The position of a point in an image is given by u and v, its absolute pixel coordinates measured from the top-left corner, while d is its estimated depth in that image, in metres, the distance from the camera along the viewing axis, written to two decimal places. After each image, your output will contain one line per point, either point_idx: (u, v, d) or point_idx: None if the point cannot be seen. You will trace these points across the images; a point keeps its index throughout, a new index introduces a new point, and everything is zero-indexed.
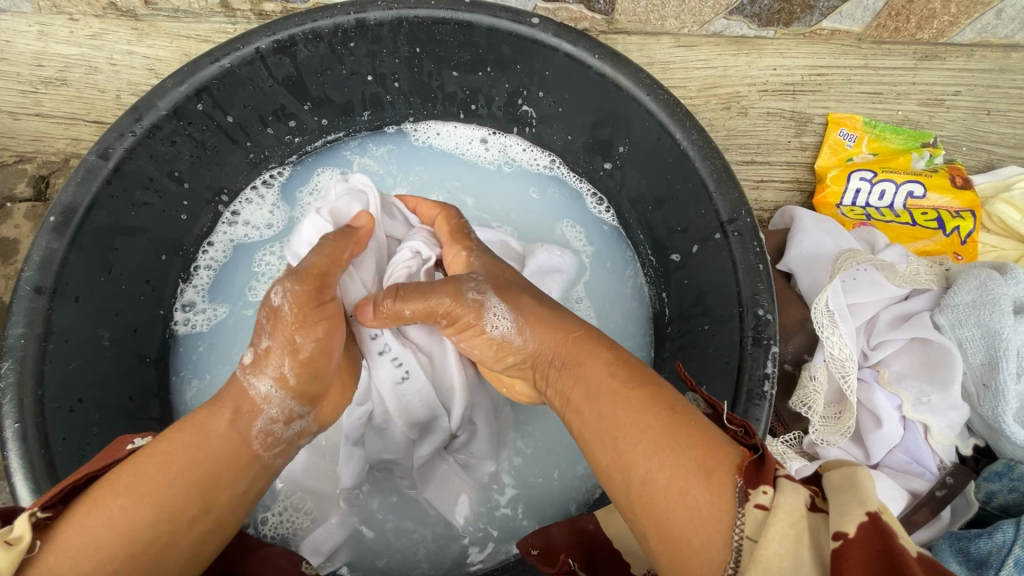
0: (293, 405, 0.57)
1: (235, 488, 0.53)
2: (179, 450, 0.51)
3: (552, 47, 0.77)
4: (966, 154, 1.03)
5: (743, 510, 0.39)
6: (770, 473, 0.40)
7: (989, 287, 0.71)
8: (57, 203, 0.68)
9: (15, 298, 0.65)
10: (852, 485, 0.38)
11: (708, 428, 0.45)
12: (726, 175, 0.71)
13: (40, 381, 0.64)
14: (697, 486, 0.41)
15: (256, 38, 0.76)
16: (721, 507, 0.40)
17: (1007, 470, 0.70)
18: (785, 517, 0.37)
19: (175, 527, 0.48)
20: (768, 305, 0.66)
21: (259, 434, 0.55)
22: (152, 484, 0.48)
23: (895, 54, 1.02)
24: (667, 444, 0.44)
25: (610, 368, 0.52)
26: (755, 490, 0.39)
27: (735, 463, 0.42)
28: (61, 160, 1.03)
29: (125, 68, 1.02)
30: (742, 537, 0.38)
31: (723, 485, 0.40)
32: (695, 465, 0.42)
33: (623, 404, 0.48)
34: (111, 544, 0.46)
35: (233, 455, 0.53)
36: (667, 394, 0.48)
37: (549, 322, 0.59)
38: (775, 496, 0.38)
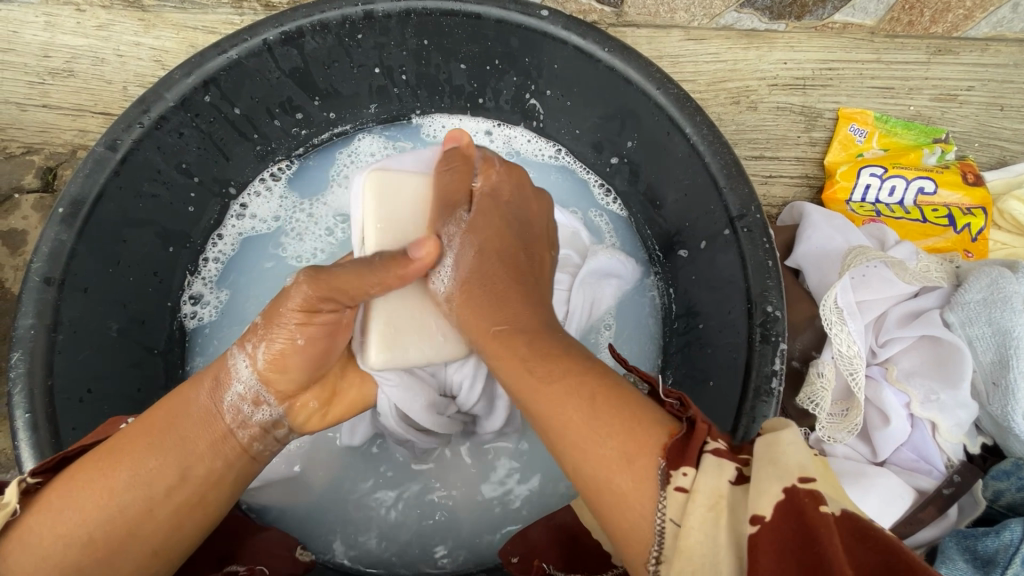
0: (261, 388, 0.56)
1: (206, 466, 0.53)
2: (161, 420, 0.53)
3: (561, 40, 0.77)
4: (979, 151, 1.01)
5: (665, 494, 0.39)
6: (693, 451, 0.39)
7: (1000, 284, 0.71)
8: (65, 194, 0.68)
9: (24, 288, 0.65)
10: (771, 456, 0.38)
11: (629, 409, 0.43)
12: (736, 170, 0.70)
13: (50, 370, 0.64)
14: (620, 472, 0.40)
15: (264, 30, 0.75)
16: (644, 495, 0.39)
17: (1015, 468, 0.70)
18: (703, 501, 0.37)
19: (151, 496, 0.50)
20: (776, 302, 0.65)
21: (230, 410, 0.55)
22: (133, 451, 0.51)
23: (908, 49, 1.01)
24: (586, 435, 0.42)
25: (524, 354, 0.49)
26: (675, 473, 0.39)
27: (659, 446, 0.41)
28: (68, 151, 1.03)
29: (132, 59, 1.02)
30: (665, 520, 0.38)
31: (645, 470, 0.40)
32: (616, 455, 0.41)
33: (542, 398, 0.45)
34: (89, 509, 0.48)
35: (209, 427, 0.54)
36: (583, 376, 0.45)
37: (473, 305, 0.56)
38: (694, 478, 0.38)
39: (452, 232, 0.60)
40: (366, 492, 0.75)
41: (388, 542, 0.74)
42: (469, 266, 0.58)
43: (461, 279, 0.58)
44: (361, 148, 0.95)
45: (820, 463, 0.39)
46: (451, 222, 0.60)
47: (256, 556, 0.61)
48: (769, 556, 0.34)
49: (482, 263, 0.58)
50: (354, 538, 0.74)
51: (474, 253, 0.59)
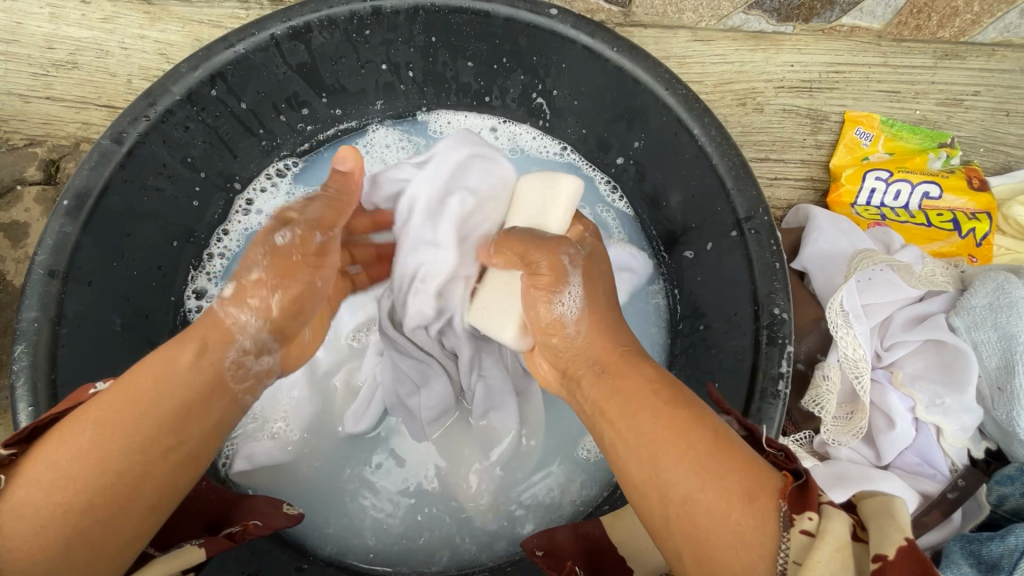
0: (267, 338, 0.58)
1: (201, 421, 0.52)
2: (145, 382, 0.50)
3: (570, 38, 0.76)
4: (984, 156, 1.01)
5: (788, 534, 0.39)
6: (815, 498, 0.41)
7: (1006, 290, 0.71)
8: (70, 186, 0.68)
9: (29, 281, 0.65)
10: (890, 514, 0.40)
11: (747, 454, 0.45)
12: (744, 172, 0.70)
13: (53, 364, 0.64)
14: (740, 508, 0.41)
15: (271, 24, 0.75)
16: (765, 533, 0.40)
17: (1020, 473, 0.68)
18: (831, 541, 0.37)
19: (148, 456, 0.48)
20: (783, 304, 0.65)
21: (231, 367, 0.55)
22: (125, 416, 0.48)
23: (915, 53, 1.01)
24: (709, 466, 0.43)
25: (652, 383, 0.51)
26: (799, 516, 0.40)
27: (777, 490, 0.42)
28: (71, 144, 1.02)
29: (137, 52, 1.02)
30: (786, 560, 0.39)
31: (766, 510, 0.41)
32: (739, 490, 0.42)
33: (662, 425, 0.47)
34: (80, 473, 0.45)
35: (203, 385, 0.52)
36: (708, 415, 0.48)
37: (605, 330, 0.58)
38: (821, 522, 0.39)
39: (573, 257, 0.61)
40: (369, 491, 0.75)
41: (391, 542, 0.74)
42: (599, 297, 0.60)
43: (590, 306, 0.59)
44: (375, 139, 0.95)
45: None
46: (569, 249, 0.61)
47: (247, 514, 0.61)
48: None
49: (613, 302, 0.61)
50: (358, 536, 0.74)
51: (603, 293, 0.61)
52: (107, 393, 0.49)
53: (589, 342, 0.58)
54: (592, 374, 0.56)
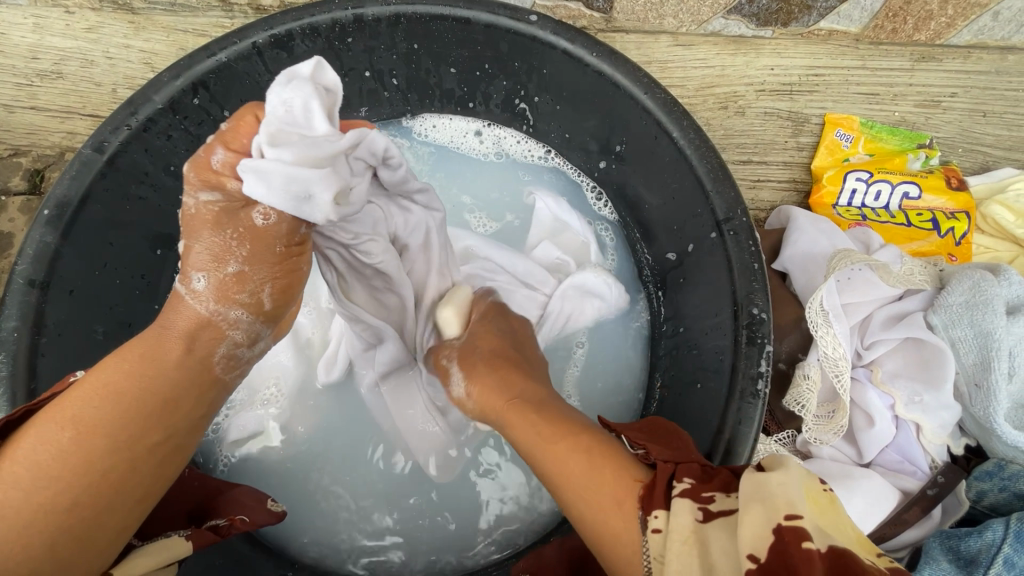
0: (259, 327, 0.54)
1: (190, 413, 0.51)
2: (127, 379, 0.49)
3: (550, 44, 0.77)
4: (962, 156, 1.03)
5: (646, 538, 0.41)
6: (661, 492, 0.43)
7: (981, 288, 0.72)
8: (51, 196, 0.68)
9: (9, 290, 0.65)
10: (761, 495, 0.38)
11: (613, 458, 0.46)
12: (722, 174, 0.71)
13: (33, 374, 0.64)
14: (612, 514, 0.43)
15: (253, 33, 0.75)
16: (633, 535, 0.42)
17: (998, 469, 0.70)
18: (678, 537, 0.39)
19: (134, 454, 0.48)
20: (762, 304, 0.66)
21: (221, 361, 0.53)
22: (105, 413, 0.48)
23: (893, 55, 1.02)
24: (581, 483, 0.45)
25: (531, 417, 0.52)
26: (650, 516, 0.41)
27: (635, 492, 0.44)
28: (56, 153, 1.02)
29: (122, 61, 1.02)
30: (648, 559, 0.40)
31: (626, 516, 0.43)
32: (609, 498, 0.44)
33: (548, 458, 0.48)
34: (65, 470, 0.46)
35: (192, 377, 0.51)
36: (595, 433, 0.49)
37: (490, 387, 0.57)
38: (667, 519, 0.40)
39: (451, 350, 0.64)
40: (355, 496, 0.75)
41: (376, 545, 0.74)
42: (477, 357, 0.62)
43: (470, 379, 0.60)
44: None
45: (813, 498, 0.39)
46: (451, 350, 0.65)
47: (231, 508, 0.61)
48: None
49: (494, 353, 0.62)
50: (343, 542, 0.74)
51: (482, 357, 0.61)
52: (86, 386, 0.49)
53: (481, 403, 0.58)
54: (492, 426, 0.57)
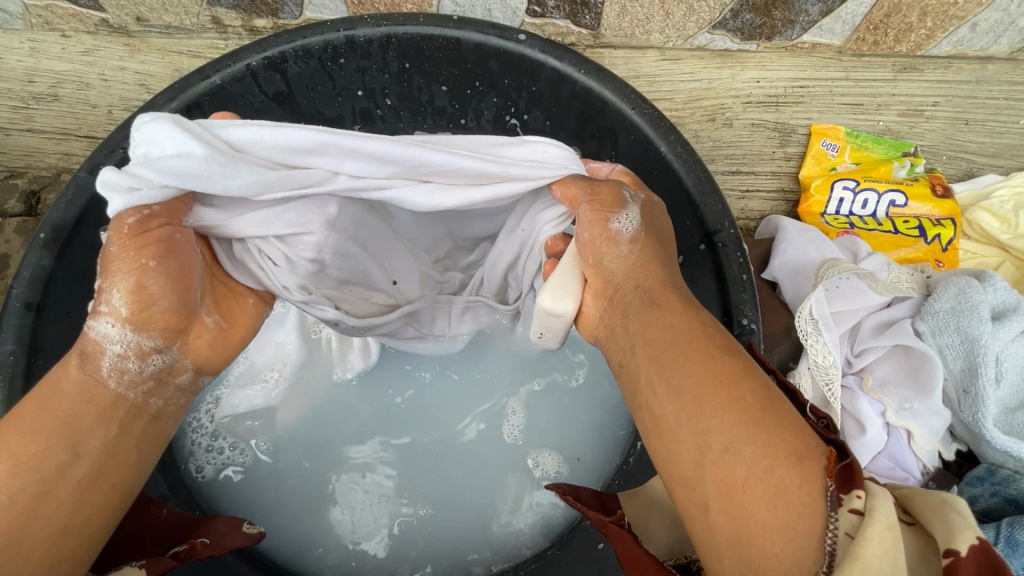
0: (141, 339, 0.52)
1: (100, 438, 0.50)
2: (33, 408, 0.49)
3: (539, 62, 0.79)
4: (947, 163, 1.05)
5: (835, 515, 0.35)
6: (860, 474, 0.36)
7: (966, 294, 0.73)
8: (47, 219, 0.69)
9: (5, 314, 0.65)
10: (949, 507, 0.35)
11: (790, 412, 0.40)
12: (709, 187, 0.72)
13: (29, 397, 0.64)
14: (788, 466, 0.37)
15: (247, 56, 0.77)
16: (809, 496, 0.36)
17: (988, 474, 0.72)
18: (883, 520, 0.33)
19: (43, 476, 0.47)
20: (751, 315, 0.67)
21: (113, 374, 0.52)
22: (8, 445, 0.47)
23: (875, 67, 1.04)
24: (758, 418, 0.39)
25: (705, 329, 0.47)
26: (847, 494, 0.35)
27: (831, 463, 0.38)
28: (52, 175, 1.03)
29: (117, 83, 1.03)
30: (837, 537, 0.34)
31: (813, 477, 0.37)
32: (786, 447, 0.38)
33: (714, 370, 0.42)
34: None
35: (95, 397, 0.51)
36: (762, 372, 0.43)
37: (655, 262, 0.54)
38: (869, 500, 0.35)
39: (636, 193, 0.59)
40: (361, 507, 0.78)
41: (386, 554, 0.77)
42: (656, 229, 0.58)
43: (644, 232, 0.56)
44: None
45: None
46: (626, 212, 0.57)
47: (195, 532, 0.59)
48: None
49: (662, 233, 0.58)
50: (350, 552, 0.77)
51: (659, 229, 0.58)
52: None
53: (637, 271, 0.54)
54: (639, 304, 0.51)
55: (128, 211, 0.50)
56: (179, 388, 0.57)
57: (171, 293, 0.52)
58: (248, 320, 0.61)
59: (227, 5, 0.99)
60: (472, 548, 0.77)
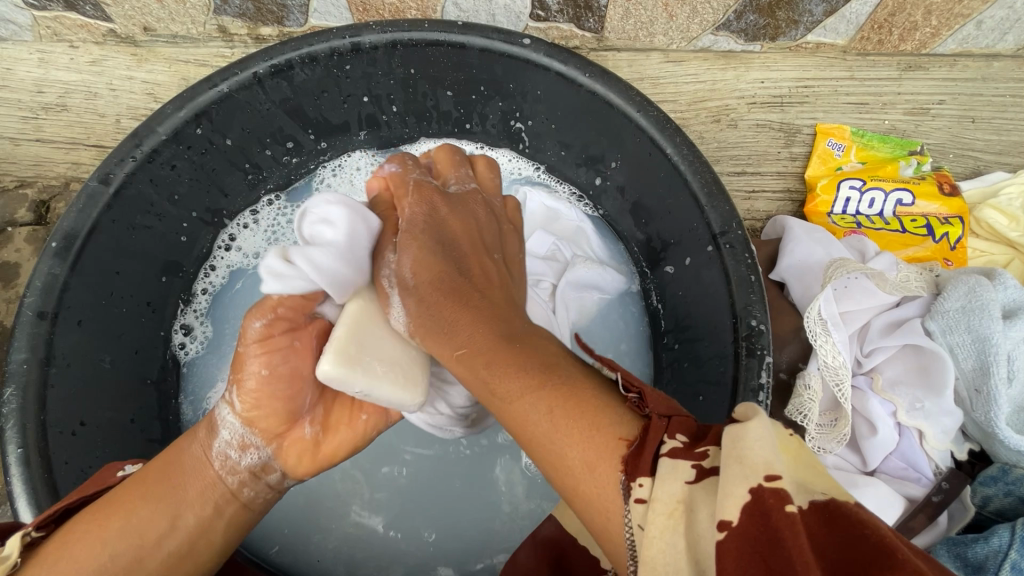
0: (245, 433, 0.57)
1: (195, 513, 0.54)
2: (157, 473, 0.55)
3: (544, 66, 0.79)
4: (953, 161, 1.05)
5: (629, 509, 0.36)
6: (647, 458, 0.37)
7: (977, 293, 0.73)
8: (58, 229, 0.69)
9: (18, 323, 0.66)
10: (738, 453, 0.35)
11: (595, 404, 0.42)
12: (716, 188, 0.72)
13: (42, 405, 0.65)
14: (585, 473, 0.39)
15: (254, 64, 0.77)
16: (612, 499, 0.37)
17: (1002, 474, 0.72)
18: (661, 509, 0.35)
19: (142, 545, 0.51)
20: (760, 316, 0.67)
21: (218, 457, 0.57)
22: (127, 503, 0.52)
23: (880, 66, 1.04)
24: (550, 434, 0.41)
25: (490, 352, 0.48)
26: (633, 483, 0.37)
27: (619, 452, 0.38)
28: (61, 184, 1.04)
29: (125, 93, 1.04)
30: (632, 529, 0.36)
31: (604, 477, 0.38)
32: (580, 453, 0.39)
33: (497, 404, 0.45)
34: (82, 558, 0.49)
35: (201, 474, 0.56)
36: (560, 373, 0.44)
37: (426, 297, 0.55)
38: (652, 487, 0.36)
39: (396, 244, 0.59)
40: (373, 508, 0.78)
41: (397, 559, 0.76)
42: (420, 259, 0.58)
43: (407, 279, 0.57)
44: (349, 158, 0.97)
45: (785, 447, 0.37)
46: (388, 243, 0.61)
47: None
48: (736, 561, 0.31)
49: (437, 242, 0.59)
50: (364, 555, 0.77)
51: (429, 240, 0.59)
52: (123, 487, 0.54)
53: (417, 321, 0.55)
54: (435, 350, 0.54)
55: (256, 315, 0.53)
56: (264, 482, 0.59)
57: (282, 396, 0.56)
58: (343, 439, 0.60)
59: (232, 14, 0.99)
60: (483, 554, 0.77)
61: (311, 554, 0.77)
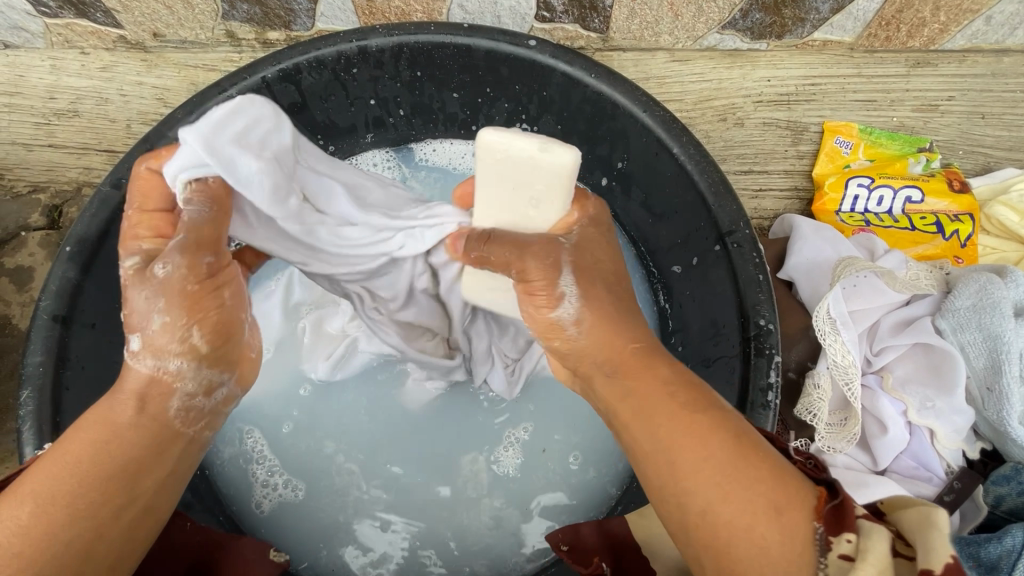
0: (210, 375, 0.52)
1: (158, 474, 0.49)
2: (86, 440, 0.48)
3: (550, 67, 0.79)
4: (963, 158, 1.04)
5: (826, 560, 0.39)
6: (851, 517, 0.40)
7: (988, 291, 0.72)
8: (72, 233, 0.71)
9: (34, 326, 0.67)
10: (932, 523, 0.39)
11: (772, 459, 0.44)
12: (723, 188, 0.72)
13: (58, 407, 0.66)
14: (768, 522, 0.41)
15: (263, 68, 0.78)
16: (792, 549, 0.40)
17: (1014, 473, 0.71)
18: (873, 563, 0.37)
19: (102, 521, 0.45)
20: (768, 315, 0.67)
21: (178, 409, 0.51)
22: (61, 480, 0.45)
23: (888, 62, 1.03)
24: (732, 476, 0.43)
25: (669, 385, 0.49)
26: (837, 538, 0.40)
27: (809, 505, 0.42)
28: (73, 189, 1.06)
29: (135, 98, 1.05)
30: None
31: (797, 527, 0.41)
32: (766, 501, 0.42)
33: (672, 431, 0.46)
34: (26, 547, 0.43)
35: (154, 432, 0.50)
36: (729, 417, 0.47)
37: (609, 323, 0.54)
38: (859, 544, 0.39)
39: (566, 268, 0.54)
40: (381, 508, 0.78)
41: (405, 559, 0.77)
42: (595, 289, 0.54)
43: (587, 304, 0.54)
44: (363, 157, 0.98)
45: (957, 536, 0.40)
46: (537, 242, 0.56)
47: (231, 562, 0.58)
48: None
49: (608, 269, 0.56)
50: (377, 552, 0.77)
51: (598, 264, 0.56)
52: (51, 459, 0.47)
53: (593, 344, 0.53)
54: (603, 374, 0.53)
55: (130, 252, 0.52)
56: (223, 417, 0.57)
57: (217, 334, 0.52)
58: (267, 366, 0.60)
59: (240, 19, 1.00)
60: (497, 545, 0.77)
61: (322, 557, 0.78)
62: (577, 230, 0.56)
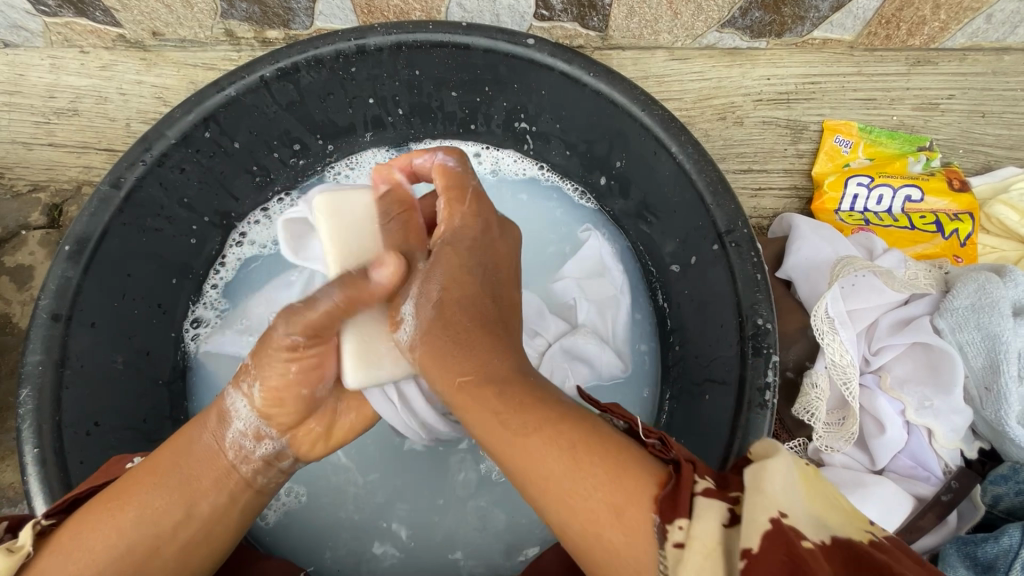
0: (262, 424, 0.57)
1: (212, 498, 0.55)
2: (167, 460, 0.55)
3: (548, 66, 0.79)
4: (963, 157, 1.03)
5: (664, 552, 0.38)
6: (683, 500, 0.39)
7: (987, 290, 0.72)
8: (71, 232, 0.71)
9: (33, 325, 0.67)
10: (759, 486, 0.39)
11: (612, 453, 0.44)
12: (721, 187, 0.72)
13: (58, 406, 0.66)
14: (612, 524, 0.41)
15: (261, 67, 0.78)
16: (641, 549, 0.39)
17: (1013, 472, 0.72)
18: (700, 550, 0.36)
19: (158, 535, 0.52)
20: (766, 315, 0.66)
21: (232, 446, 0.57)
22: (138, 490, 0.53)
23: (888, 61, 1.03)
24: (574, 484, 0.43)
25: (499, 412, 0.48)
26: (671, 526, 0.38)
27: (649, 493, 0.41)
28: (73, 187, 1.06)
29: (135, 97, 1.05)
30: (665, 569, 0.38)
31: (638, 522, 0.40)
32: (608, 505, 0.41)
33: (518, 454, 0.45)
34: (99, 548, 0.50)
35: (216, 462, 0.56)
36: (564, 422, 0.46)
37: (438, 356, 0.54)
38: (690, 529, 0.38)
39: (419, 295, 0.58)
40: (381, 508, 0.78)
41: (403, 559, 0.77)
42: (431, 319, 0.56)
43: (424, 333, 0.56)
44: (364, 156, 0.98)
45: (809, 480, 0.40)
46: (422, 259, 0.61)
47: None
48: None
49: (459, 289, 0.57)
50: (375, 552, 0.77)
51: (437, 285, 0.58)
52: (137, 475, 0.54)
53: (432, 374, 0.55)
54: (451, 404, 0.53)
55: (295, 330, 0.53)
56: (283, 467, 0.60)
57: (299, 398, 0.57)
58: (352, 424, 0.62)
59: (239, 18, 1.00)
60: (495, 543, 0.78)
61: (320, 556, 0.78)
62: (443, 246, 0.60)
